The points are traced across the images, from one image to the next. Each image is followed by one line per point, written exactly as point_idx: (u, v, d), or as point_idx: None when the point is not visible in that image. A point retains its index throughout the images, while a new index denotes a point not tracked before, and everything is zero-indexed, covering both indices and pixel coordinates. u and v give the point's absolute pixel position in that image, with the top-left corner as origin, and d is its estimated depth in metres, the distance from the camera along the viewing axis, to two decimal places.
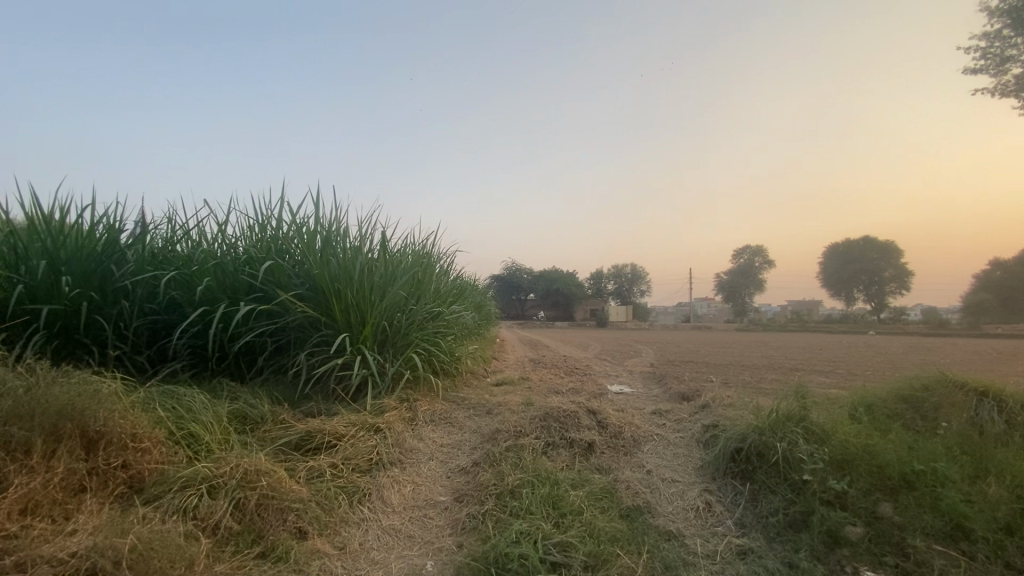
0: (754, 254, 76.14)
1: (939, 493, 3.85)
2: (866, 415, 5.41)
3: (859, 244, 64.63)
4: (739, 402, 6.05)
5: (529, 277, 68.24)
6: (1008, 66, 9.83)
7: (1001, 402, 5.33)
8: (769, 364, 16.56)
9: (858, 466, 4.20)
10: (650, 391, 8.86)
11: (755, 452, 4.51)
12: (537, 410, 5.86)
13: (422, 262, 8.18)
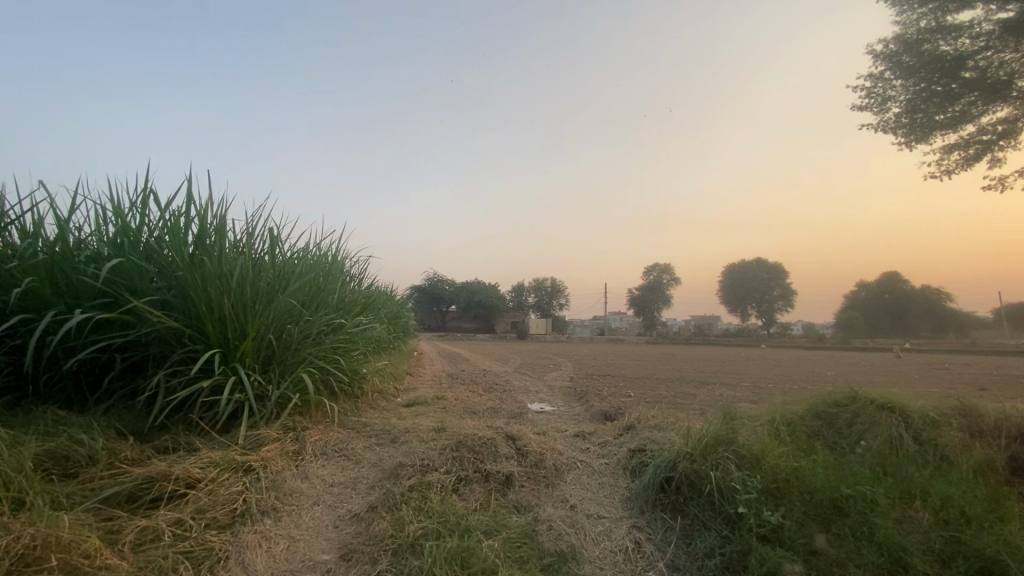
0: (663, 272, 81.00)
1: (874, 523, 3.62)
2: (787, 435, 5.27)
3: (753, 265, 70.83)
4: (664, 423, 5.72)
5: (450, 288, 67.36)
6: (887, 106, 10.71)
7: (908, 417, 5.40)
8: (680, 377, 16.96)
9: (791, 493, 3.92)
10: (571, 409, 8.44)
11: (685, 481, 4.13)
12: (449, 438, 5.15)
13: (322, 267, 7.20)
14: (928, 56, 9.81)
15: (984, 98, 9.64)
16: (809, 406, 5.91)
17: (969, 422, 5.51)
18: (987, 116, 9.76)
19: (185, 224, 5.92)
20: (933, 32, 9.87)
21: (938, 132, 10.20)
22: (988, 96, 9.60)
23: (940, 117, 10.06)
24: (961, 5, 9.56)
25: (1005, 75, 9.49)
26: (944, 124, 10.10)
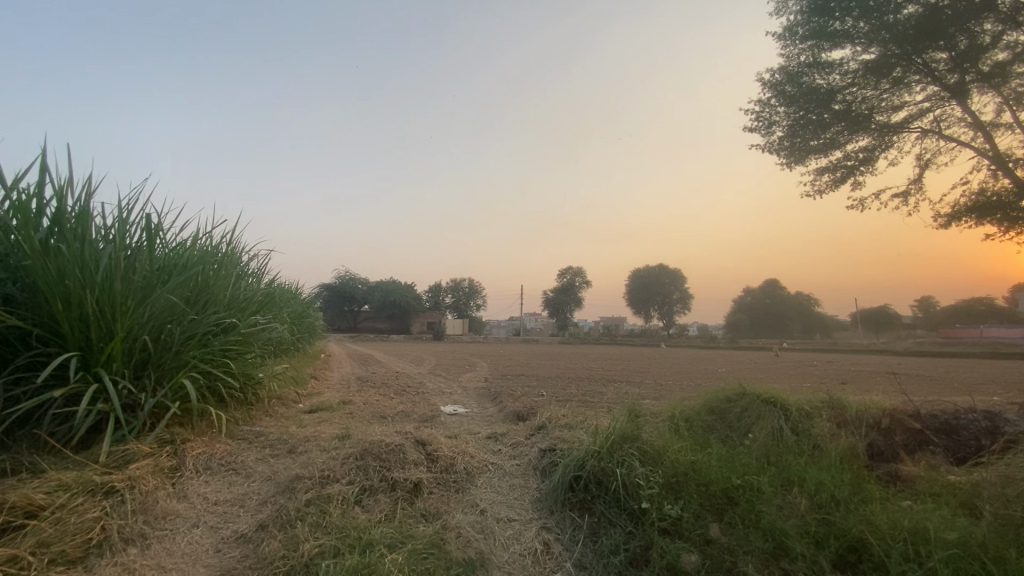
0: (576, 275, 84.11)
1: (759, 510, 3.87)
2: (686, 430, 5.61)
3: (658, 270, 75.84)
4: (574, 422, 5.83)
5: (363, 286, 64.80)
6: (771, 129, 11.95)
7: (787, 410, 5.97)
8: (590, 376, 17.63)
9: (688, 486, 4.13)
10: (484, 410, 8.39)
11: (593, 479, 4.22)
12: (354, 445, 4.85)
13: (212, 260, 6.49)
14: (806, 87, 11.10)
15: (848, 128, 11.08)
16: (705, 402, 6.35)
17: (834, 413, 6.21)
18: (850, 145, 11.22)
19: (37, 206, 5.05)
20: (810, 67, 11.20)
21: (812, 156, 11.52)
22: (851, 127, 11.04)
23: (813, 142, 11.38)
24: (832, 46, 10.99)
25: (865, 110, 10.99)
26: (817, 149, 11.43)
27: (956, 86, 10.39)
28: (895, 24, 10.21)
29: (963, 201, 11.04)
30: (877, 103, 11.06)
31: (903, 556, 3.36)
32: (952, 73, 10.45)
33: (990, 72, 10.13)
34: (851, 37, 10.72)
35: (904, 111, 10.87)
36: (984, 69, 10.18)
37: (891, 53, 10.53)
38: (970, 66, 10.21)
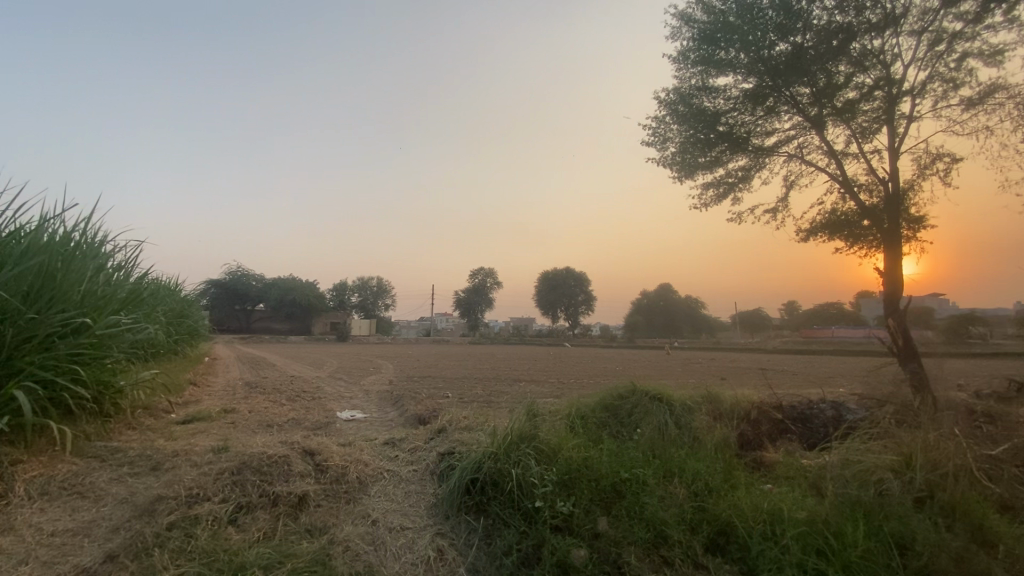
0: (487, 276, 84.68)
1: (643, 502, 4.10)
2: (581, 428, 5.82)
3: (565, 273, 78.76)
4: (475, 424, 5.81)
5: (258, 283, 60.04)
6: (665, 144, 13.00)
7: (672, 406, 6.43)
8: (496, 376, 17.81)
9: (581, 483, 4.28)
10: (384, 415, 8.10)
11: (489, 481, 4.24)
12: (231, 458, 4.42)
13: (62, 250, 5.59)
14: (695, 108, 12.26)
15: (729, 148, 12.32)
16: (600, 400, 6.65)
17: (712, 407, 6.80)
18: (731, 164, 12.49)
19: None
20: (698, 91, 12.38)
21: (699, 171, 12.72)
22: (733, 147, 12.29)
23: (700, 159, 12.60)
24: (717, 73, 12.30)
25: (743, 133, 12.24)
26: (702, 166, 12.74)
27: (816, 118, 11.89)
28: (769, 58, 11.61)
29: (819, 219, 12.69)
30: (753, 128, 12.34)
31: (762, 535, 3.74)
32: (813, 106, 11.93)
33: (842, 108, 11.67)
34: (734, 66, 11.96)
35: (775, 136, 12.17)
36: (838, 105, 11.70)
37: (765, 85, 11.92)
38: (827, 101, 11.74)
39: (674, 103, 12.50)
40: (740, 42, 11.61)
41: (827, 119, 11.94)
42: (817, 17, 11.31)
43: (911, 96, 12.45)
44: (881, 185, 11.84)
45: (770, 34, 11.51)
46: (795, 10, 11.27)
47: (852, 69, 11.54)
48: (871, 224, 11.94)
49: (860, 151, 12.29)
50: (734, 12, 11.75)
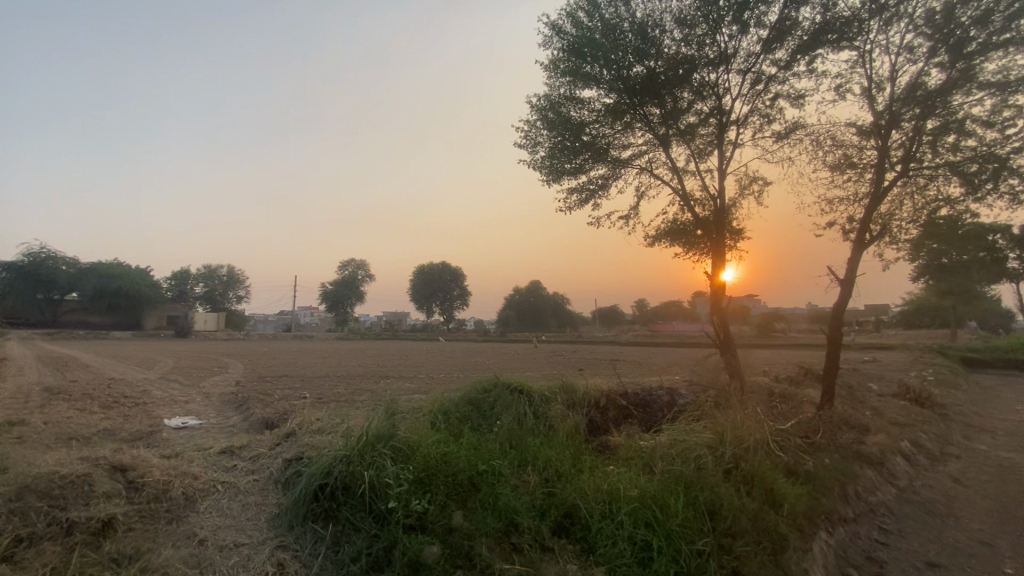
0: (358, 268, 80.67)
1: (498, 493, 4.22)
2: (442, 423, 5.83)
3: (440, 268, 78.32)
4: (328, 425, 5.51)
5: (70, 268, 50.10)
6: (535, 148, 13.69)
7: (531, 397, 6.77)
8: (361, 373, 17.09)
9: (437, 479, 4.27)
10: (225, 421, 7.31)
11: (340, 486, 4.04)
12: (11, 481, 3.71)
13: None
14: (563, 116, 13.07)
15: (592, 158, 13.31)
16: (464, 395, 6.72)
17: (566, 396, 7.30)
18: (592, 172, 13.52)
19: None
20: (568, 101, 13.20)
21: (565, 177, 13.56)
22: (595, 157, 13.32)
23: (567, 165, 13.42)
24: (583, 86, 13.25)
25: (604, 144, 13.30)
26: (568, 172, 13.63)
27: (664, 137, 13.36)
28: (628, 78, 12.79)
29: (663, 227, 14.29)
30: (613, 141, 13.46)
31: (601, 514, 4.07)
32: (661, 126, 13.38)
33: (684, 130, 13.25)
34: (598, 81, 12.97)
35: (630, 150, 13.42)
36: (680, 127, 13.26)
37: (623, 103, 13.09)
38: (673, 123, 13.23)
39: (544, 109, 13.22)
40: (604, 59, 12.60)
41: (671, 139, 13.49)
42: (666, 46, 12.69)
43: (737, 126, 14.62)
44: (712, 201, 13.72)
45: (629, 56, 12.67)
46: (649, 36, 12.52)
47: (693, 97, 13.16)
48: (704, 234, 13.78)
49: (697, 170, 14.11)
50: (600, 30, 12.61)
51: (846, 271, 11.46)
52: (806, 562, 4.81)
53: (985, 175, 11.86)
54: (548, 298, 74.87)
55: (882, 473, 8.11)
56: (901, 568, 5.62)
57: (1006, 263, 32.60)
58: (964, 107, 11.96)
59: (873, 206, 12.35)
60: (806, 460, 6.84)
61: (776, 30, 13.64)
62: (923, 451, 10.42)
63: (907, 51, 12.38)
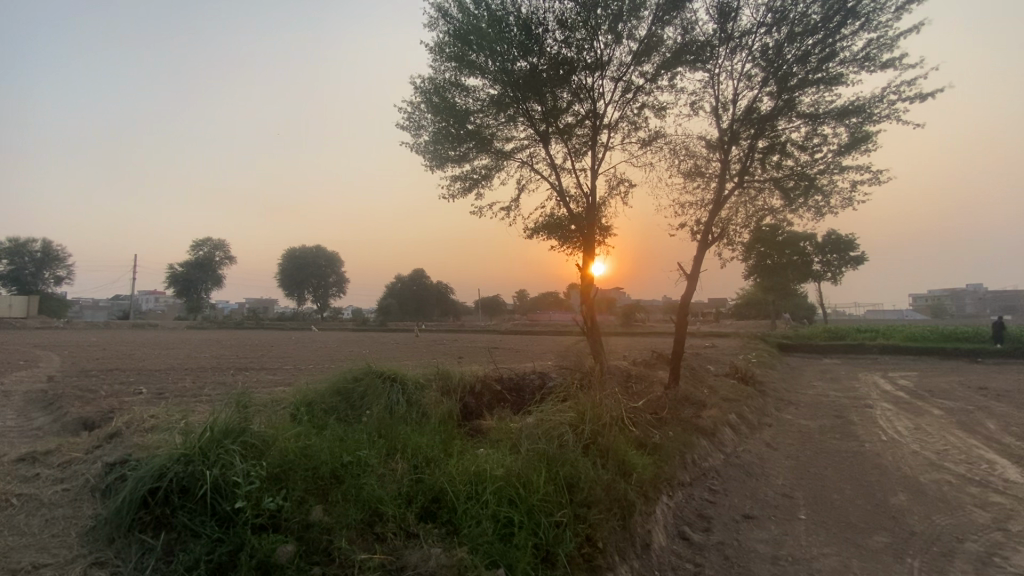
0: (216, 248, 72.00)
1: (362, 484, 4.09)
2: (305, 414, 5.50)
3: (313, 252, 73.16)
4: (167, 420, 4.91)
5: None
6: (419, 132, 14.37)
7: (403, 384, 6.69)
8: (216, 365, 15.42)
9: (294, 474, 4.00)
10: (30, 422, 6.15)
11: (177, 488, 3.61)
12: None
13: None
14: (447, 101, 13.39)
15: (475, 148, 13.96)
16: (331, 384, 6.41)
17: (439, 383, 7.34)
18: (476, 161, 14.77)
19: None
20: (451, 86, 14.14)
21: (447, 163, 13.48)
22: (478, 146, 13.90)
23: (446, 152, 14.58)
24: (469, 74, 13.40)
25: (487, 135, 13.77)
26: (451, 159, 14.30)
27: (544, 133, 13.93)
28: (512, 72, 13.04)
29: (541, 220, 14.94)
30: (496, 132, 13.77)
31: (467, 495, 4.13)
32: (542, 123, 13.93)
33: (562, 129, 13.93)
34: (483, 71, 13.10)
35: (512, 143, 14.17)
36: (560, 125, 13.91)
37: (508, 96, 13.41)
38: (552, 121, 13.81)
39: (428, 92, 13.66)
40: (489, 50, 12.73)
41: (551, 135, 14.09)
42: (548, 46, 13.19)
43: (608, 130, 15.74)
44: (585, 198, 14.65)
45: (514, 50, 12.91)
46: (533, 33, 12.89)
47: (572, 97, 13.86)
48: (577, 229, 14.66)
49: (572, 168, 14.96)
50: (486, 19, 12.67)
51: (692, 267, 13.02)
52: (648, 523, 5.41)
53: (798, 190, 14.20)
54: (430, 286, 74.05)
55: (713, 442, 9.41)
56: (723, 521, 6.58)
57: (812, 266, 39.61)
58: (786, 132, 14.18)
59: (716, 212, 14.14)
60: (654, 433, 7.68)
61: (644, 45, 14.88)
62: (745, 422, 12.29)
63: (746, 78, 14.30)
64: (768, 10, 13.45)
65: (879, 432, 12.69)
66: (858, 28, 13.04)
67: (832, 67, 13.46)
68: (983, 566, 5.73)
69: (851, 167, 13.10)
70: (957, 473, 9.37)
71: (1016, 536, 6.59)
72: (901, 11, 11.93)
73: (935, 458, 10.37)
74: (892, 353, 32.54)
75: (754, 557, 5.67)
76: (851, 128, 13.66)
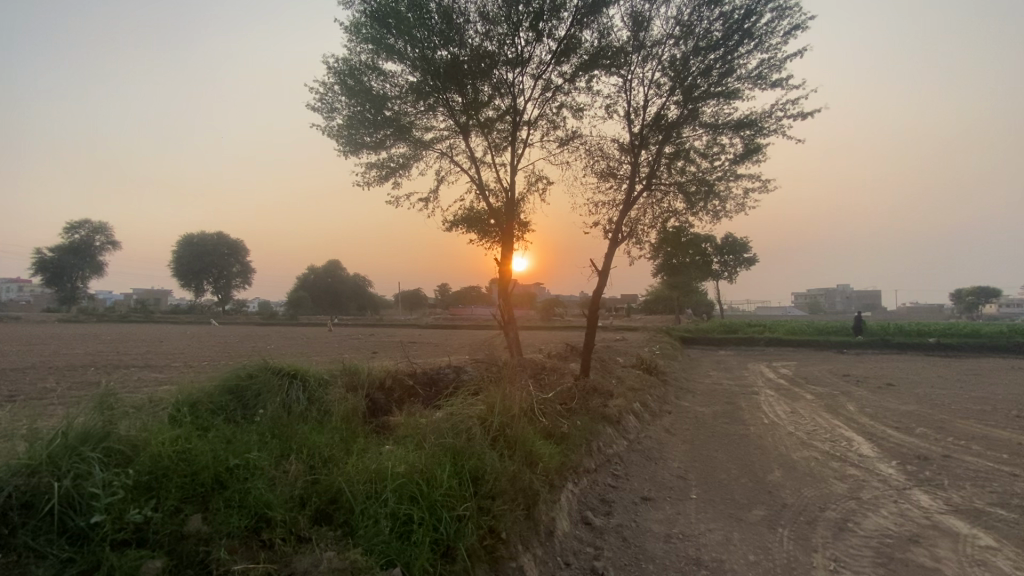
0: (95, 230, 63.72)
1: (248, 488, 3.80)
2: (189, 416, 5.04)
3: (214, 239, 67.23)
4: (14, 425, 4.29)
5: None
6: (335, 116, 14.70)
7: (305, 382, 6.36)
8: (90, 363, 13.70)
9: (168, 482, 3.64)
10: None
11: (17, 505, 3.15)
12: None
13: None
14: (362, 87, 14.43)
15: (394, 136, 15.13)
16: (220, 382, 5.90)
17: (344, 380, 7.03)
18: (392, 149, 15.37)
19: None
20: (370, 68, 14.57)
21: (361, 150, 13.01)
22: (396, 134, 15.07)
23: (358, 138, 15.11)
24: (387, 58, 14.04)
25: (406, 123, 15.01)
26: (367, 145, 15.26)
27: (464, 124, 14.93)
28: (432, 61, 13.54)
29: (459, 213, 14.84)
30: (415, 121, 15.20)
31: (367, 494, 3.98)
32: (461, 115, 15.10)
33: (483, 122, 14.84)
34: (403, 57, 13.56)
35: (430, 133, 15.24)
36: (480, 118, 14.83)
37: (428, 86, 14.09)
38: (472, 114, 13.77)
39: (344, 77, 14.42)
40: (408, 35, 12.95)
41: (471, 128, 15.13)
42: (469, 38, 13.69)
43: (528, 126, 15.97)
44: (503, 192, 14.75)
45: (435, 39, 13.35)
46: (453, 23, 13.23)
47: (492, 92, 14.83)
48: (496, 224, 14.70)
49: (492, 162, 15.00)
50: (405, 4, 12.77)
51: (603, 264, 13.58)
52: (553, 510, 5.55)
53: (699, 195, 15.32)
54: (345, 279, 70.97)
55: (618, 430, 9.89)
56: (623, 504, 6.92)
57: (711, 265, 43.01)
58: (690, 139, 15.20)
59: (626, 212, 14.86)
60: (562, 423, 7.91)
61: (564, 45, 15.26)
62: (648, 410, 13.08)
63: (656, 86, 15.12)
64: (676, 23, 14.31)
65: (761, 415, 14.08)
66: (752, 48, 14.24)
67: (730, 83, 14.59)
68: (839, 531, 6.52)
69: (743, 175, 14.33)
70: (822, 450, 10.62)
71: (866, 503, 7.60)
72: (788, 37, 13.18)
73: (806, 437, 11.69)
74: (775, 344, 36.29)
75: (649, 536, 6.03)
76: (745, 139, 14.93)
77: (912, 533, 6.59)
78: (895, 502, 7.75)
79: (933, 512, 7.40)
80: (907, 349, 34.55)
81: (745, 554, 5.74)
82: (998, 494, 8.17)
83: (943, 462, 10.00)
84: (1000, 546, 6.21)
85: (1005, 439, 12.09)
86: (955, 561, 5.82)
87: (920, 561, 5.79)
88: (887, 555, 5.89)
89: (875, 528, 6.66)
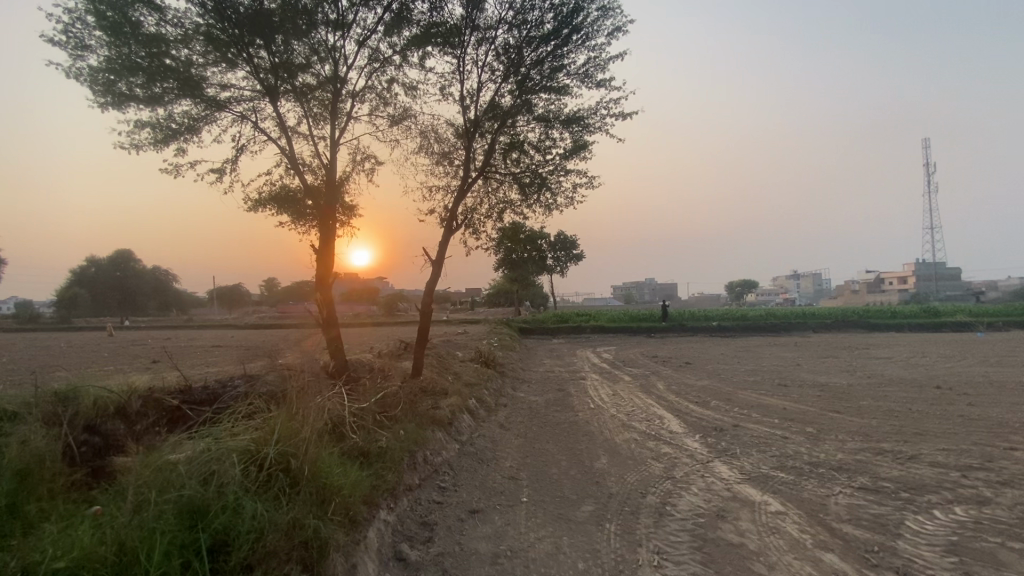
0: None
1: None
2: None
3: None
4: None
5: None
6: (84, 53, 11.04)
7: None
8: None
9: None
10: None
11: None
12: None
13: None
14: (128, 21, 11.09)
15: (179, 91, 12.10)
16: None
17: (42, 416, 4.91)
18: (174, 107, 12.25)
19: None
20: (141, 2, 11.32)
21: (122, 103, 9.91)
22: (181, 88, 12.09)
23: (121, 87, 11.58)
24: None
25: (194, 76, 12.19)
26: (137, 99, 11.86)
27: (272, 87, 12.91)
28: (232, 6, 11.83)
29: (267, 191, 12.54)
30: (205, 73, 12.45)
31: None
32: (268, 74, 12.85)
33: (299, 89, 13.11)
34: None
35: (229, 93, 12.51)
36: (295, 84, 13.04)
37: (224, 36, 12.13)
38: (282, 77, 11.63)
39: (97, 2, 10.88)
40: None
41: (282, 92, 13.12)
42: None
43: (353, 98, 14.23)
44: (323, 170, 12.87)
45: None
46: None
47: (308, 53, 13.00)
48: (315, 206, 12.71)
49: (309, 133, 13.03)
50: None
51: (437, 253, 12.59)
52: (354, 555, 4.38)
53: (533, 187, 15.26)
54: (138, 272, 58.84)
55: (449, 433, 9.01)
56: (447, 524, 6.01)
57: (546, 260, 45.38)
58: (524, 130, 15.03)
59: (461, 199, 14.10)
60: (379, 436, 6.71)
61: (395, 15, 13.90)
62: (484, 405, 12.54)
63: (489, 71, 14.69)
64: (509, 8, 13.97)
65: (588, 400, 14.61)
66: (580, 44, 14.53)
67: (561, 78, 14.77)
68: (659, 517, 6.55)
69: (574, 170, 14.65)
70: (641, 431, 11.17)
71: (679, 482, 7.91)
72: (611, 38, 13.76)
73: (627, 419, 12.30)
74: (600, 332, 39.70)
75: (473, 562, 5.21)
76: (574, 135, 15.30)
77: (718, 508, 6.92)
78: (702, 477, 8.24)
79: (733, 483, 7.99)
80: (699, 332, 40.70)
81: (573, 564, 5.27)
82: (778, 457, 9.30)
83: (733, 432, 11.25)
84: (786, 511, 6.83)
85: (775, 405, 14.33)
86: (754, 533, 6.16)
87: (727, 538, 5.99)
88: (702, 537, 5.98)
89: (689, 509, 6.86)
